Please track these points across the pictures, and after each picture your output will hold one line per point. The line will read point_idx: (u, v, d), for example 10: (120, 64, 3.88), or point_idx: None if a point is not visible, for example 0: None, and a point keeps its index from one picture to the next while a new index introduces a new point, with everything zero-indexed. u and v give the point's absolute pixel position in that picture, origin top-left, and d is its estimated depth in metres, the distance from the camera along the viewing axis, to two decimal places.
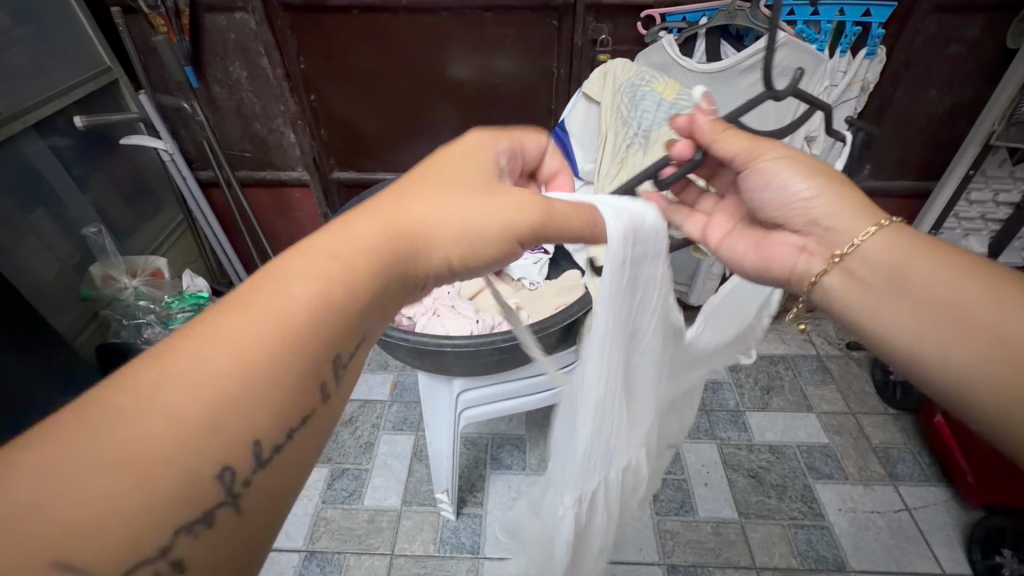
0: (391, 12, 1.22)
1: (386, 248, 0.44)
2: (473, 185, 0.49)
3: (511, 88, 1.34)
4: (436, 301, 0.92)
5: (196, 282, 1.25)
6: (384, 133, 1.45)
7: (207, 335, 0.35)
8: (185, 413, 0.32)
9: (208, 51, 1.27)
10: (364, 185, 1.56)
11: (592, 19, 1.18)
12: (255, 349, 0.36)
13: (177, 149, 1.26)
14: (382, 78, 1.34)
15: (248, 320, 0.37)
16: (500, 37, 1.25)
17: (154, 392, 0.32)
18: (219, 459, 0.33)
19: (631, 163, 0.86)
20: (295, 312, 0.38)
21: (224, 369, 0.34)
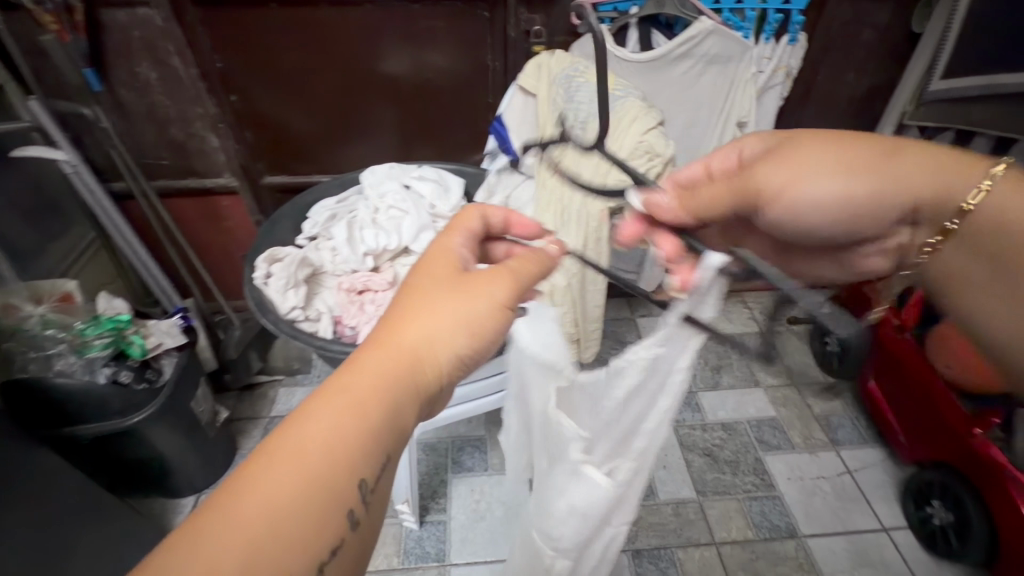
0: (311, 5, 1.16)
1: (425, 374, 0.50)
2: (479, 298, 0.53)
3: (448, 84, 1.31)
4: (379, 308, 0.88)
5: (113, 303, 1.11)
6: (316, 134, 1.38)
7: (304, 438, 0.42)
8: (310, 482, 0.41)
9: (110, 50, 1.16)
10: (299, 189, 1.49)
11: (524, 10, 1.17)
12: (364, 425, 0.44)
13: (81, 161, 1.15)
14: (309, 75, 1.27)
15: (350, 404, 0.45)
16: (432, 31, 1.21)
17: (282, 475, 0.40)
18: (341, 511, 0.42)
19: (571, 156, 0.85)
20: (382, 392, 0.46)
21: (340, 446, 0.43)
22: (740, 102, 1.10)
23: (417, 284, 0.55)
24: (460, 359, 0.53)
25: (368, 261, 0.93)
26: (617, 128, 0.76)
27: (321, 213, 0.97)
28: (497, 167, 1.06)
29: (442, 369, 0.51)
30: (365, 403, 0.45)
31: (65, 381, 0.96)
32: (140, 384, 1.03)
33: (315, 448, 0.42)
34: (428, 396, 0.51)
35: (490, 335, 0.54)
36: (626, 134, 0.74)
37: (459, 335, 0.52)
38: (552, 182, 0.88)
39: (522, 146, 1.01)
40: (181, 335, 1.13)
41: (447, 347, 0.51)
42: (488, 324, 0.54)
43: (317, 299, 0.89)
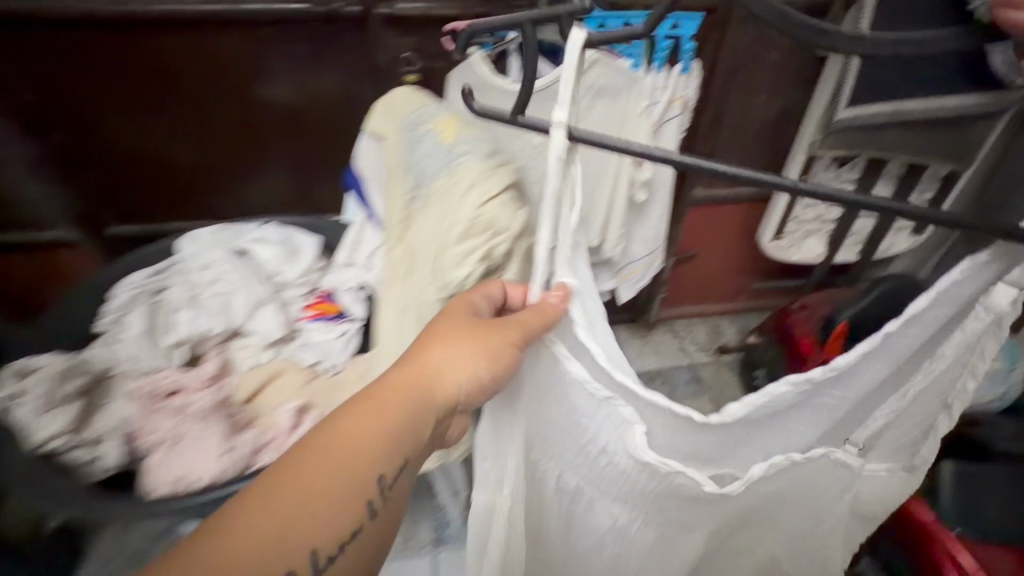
0: (138, 26, 0.98)
1: (437, 392, 0.58)
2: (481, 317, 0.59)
3: (318, 115, 1.15)
4: (182, 417, 0.75)
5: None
6: (168, 174, 1.19)
7: (330, 445, 0.53)
8: (339, 476, 0.52)
9: None
10: (155, 239, 1.28)
11: (391, 34, 1.00)
12: (387, 434, 0.54)
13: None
14: (152, 109, 1.09)
15: (372, 418, 0.54)
16: (289, 56, 1.05)
17: (313, 470, 0.51)
18: (352, 506, 0.52)
19: (414, 222, 0.69)
20: (398, 410, 0.55)
21: (366, 452, 0.53)
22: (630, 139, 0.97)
23: (450, 316, 0.61)
24: (477, 383, 0.58)
25: (176, 355, 0.80)
26: (455, 194, 0.61)
27: (125, 292, 0.84)
28: (359, 225, 0.90)
29: (458, 388, 0.57)
30: (382, 418, 0.55)
31: None
32: None
33: (331, 449, 0.52)
34: (454, 408, 0.59)
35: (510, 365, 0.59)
36: (463, 204, 0.60)
37: (475, 359, 0.57)
38: (395, 254, 0.71)
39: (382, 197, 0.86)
40: None
41: (465, 372, 0.57)
42: (498, 355, 0.57)
43: (107, 408, 0.77)
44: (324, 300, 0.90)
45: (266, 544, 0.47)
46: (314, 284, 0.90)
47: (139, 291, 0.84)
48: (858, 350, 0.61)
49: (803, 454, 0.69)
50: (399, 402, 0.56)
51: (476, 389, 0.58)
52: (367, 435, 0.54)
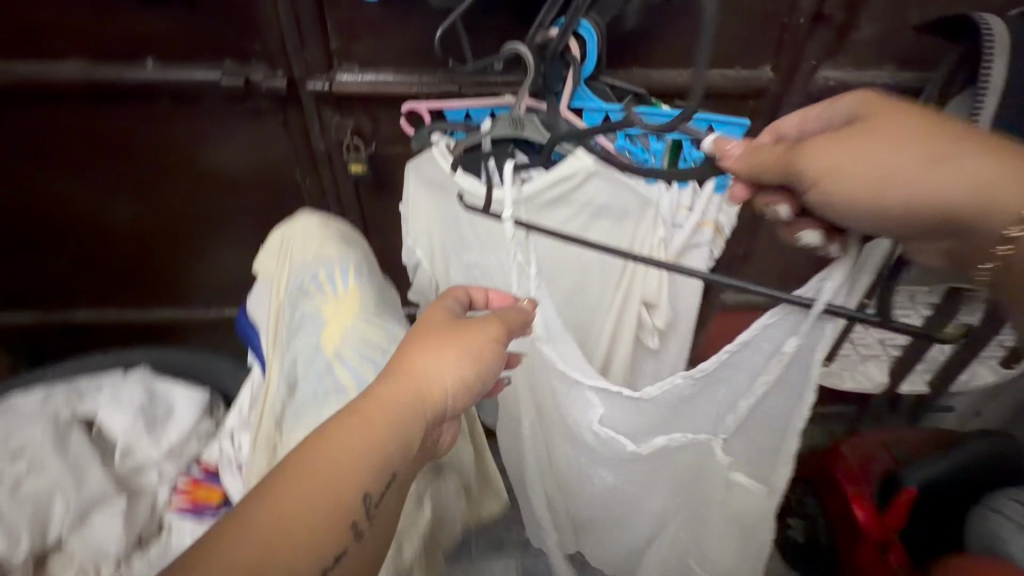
0: (10, 97, 0.75)
1: (433, 403, 0.47)
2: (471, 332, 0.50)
3: (250, 202, 0.89)
4: None
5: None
6: (74, 259, 0.95)
7: (312, 464, 0.41)
8: (317, 501, 0.40)
9: None
10: (61, 331, 1.05)
11: (332, 114, 0.77)
12: (376, 450, 0.43)
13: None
14: (27, 186, 0.85)
15: (354, 435, 0.43)
16: (207, 134, 0.80)
17: (291, 495, 0.40)
18: (341, 524, 0.41)
19: (270, 436, 0.51)
20: (388, 423, 0.44)
21: (347, 467, 0.42)
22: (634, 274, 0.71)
23: (424, 323, 0.52)
24: (465, 387, 0.49)
25: None
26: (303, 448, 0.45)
27: None
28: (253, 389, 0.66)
29: (447, 390, 0.48)
30: (369, 434, 0.43)
31: None
32: None
33: (314, 473, 0.41)
34: (444, 415, 0.49)
35: (493, 366, 0.51)
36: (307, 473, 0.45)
37: (456, 360, 0.48)
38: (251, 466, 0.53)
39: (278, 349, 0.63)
40: None
41: (454, 374, 0.48)
42: (482, 354, 0.50)
43: None
44: (201, 483, 0.65)
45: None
46: (190, 459, 0.66)
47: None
48: (723, 351, 0.52)
49: (686, 437, 0.58)
50: (393, 420, 0.44)
51: (462, 391, 0.49)
52: (348, 452, 0.42)
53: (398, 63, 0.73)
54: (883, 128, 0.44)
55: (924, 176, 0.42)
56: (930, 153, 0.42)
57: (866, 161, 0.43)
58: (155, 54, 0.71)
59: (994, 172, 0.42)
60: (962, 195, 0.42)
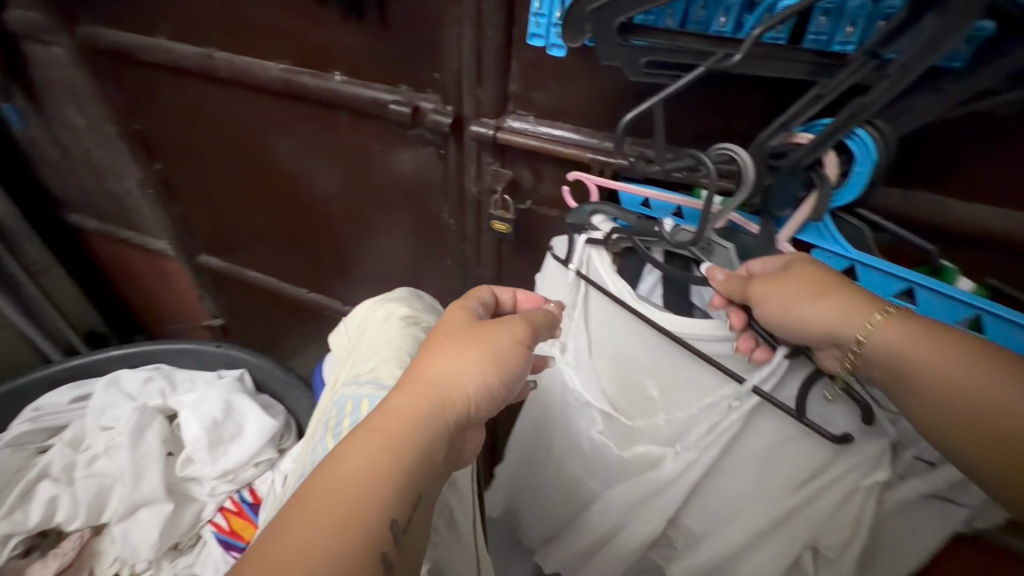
0: (231, 88, 0.81)
1: (452, 409, 0.43)
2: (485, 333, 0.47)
3: (396, 224, 0.85)
4: None
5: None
6: (255, 229, 1.05)
7: (331, 477, 0.36)
8: (343, 531, 0.33)
9: (42, 89, 0.99)
10: (237, 281, 1.19)
11: (492, 161, 0.66)
12: (403, 468, 0.38)
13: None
14: (234, 159, 0.93)
15: (373, 452, 0.38)
16: (373, 154, 0.77)
17: (314, 514, 0.33)
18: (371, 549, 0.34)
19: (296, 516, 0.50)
20: (413, 432, 0.39)
21: (371, 475, 0.36)
22: (781, 470, 0.49)
23: (442, 327, 0.48)
24: (488, 394, 0.45)
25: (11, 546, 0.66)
26: None
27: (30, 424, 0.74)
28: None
29: (471, 396, 0.44)
30: (395, 449, 0.38)
31: None
32: None
33: (336, 487, 0.35)
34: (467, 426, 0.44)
35: (519, 374, 0.47)
36: None
37: (480, 362, 0.44)
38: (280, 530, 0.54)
39: None
40: None
41: (480, 381, 0.44)
42: (508, 351, 0.46)
43: None
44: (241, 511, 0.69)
45: None
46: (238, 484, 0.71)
47: (42, 413, 0.76)
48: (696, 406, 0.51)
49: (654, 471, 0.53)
50: (415, 423, 0.40)
51: (485, 399, 0.45)
52: (367, 463, 0.37)
53: (580, 124, 0.59)
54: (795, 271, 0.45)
55: (855, 317, 0.42)
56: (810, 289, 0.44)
57: (786, 293, 0.44)
58: (344, 68, 0.68)
59: (970, 363, 0.37)
60: (926, 364, 0.39)
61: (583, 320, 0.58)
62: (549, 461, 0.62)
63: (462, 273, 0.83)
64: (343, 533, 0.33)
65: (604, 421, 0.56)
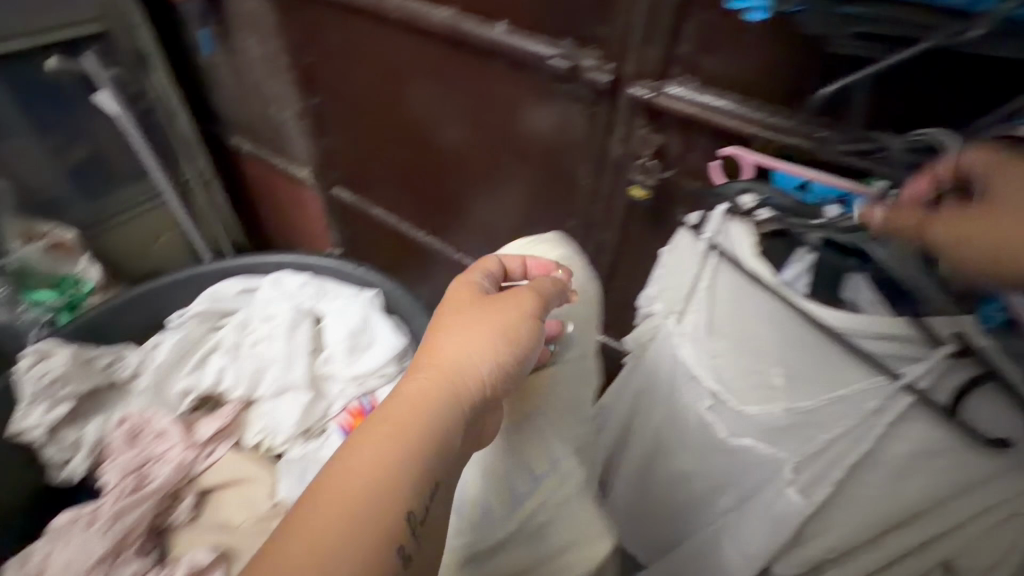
0: (391, 31, 0.88)
1: (461, 387, 0.46)
2: (496, 311, 0.50)
3: (525, 180, 0.88)
4: (124, 480, 0.70)
5: (93, 271, 1.05)
6: (386, 170, 1.13)
7: (344, 472, 0.41)
8: (351, 528, 0.39)
9: (231, 19, 1.11)
10: (363, 217, 1.29)
11: (643, 124, 0.66)
12: (412, 452, 0.42)
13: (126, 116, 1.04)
14: (385, 101, 1.00)
15: (385, 437, 0.42)
16: (522, 106, 0.79)
17: (325, 510, 0.39)
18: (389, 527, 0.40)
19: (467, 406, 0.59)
20: (422, 416, 0.44)
21: (384, 463, 0.41)
22: (918, 485, 0.47)
23: (448, 304, 0.53)
24: (504, 370, 0.49)
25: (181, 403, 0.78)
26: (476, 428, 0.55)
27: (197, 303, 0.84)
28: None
29: (482, 374, 0.47)
30: (405, 434, 0.42)
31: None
32: None
33: (351, 480, 0.40)
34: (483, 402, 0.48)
35: (532, 346, 0.50)
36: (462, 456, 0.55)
37: (491, 341, 0.48)
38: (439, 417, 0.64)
39: None
40: None
41: (489, 359, 0.48)
42: (515, 328, 0.49)
43: (95, 423, 0.77)
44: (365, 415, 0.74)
45: None
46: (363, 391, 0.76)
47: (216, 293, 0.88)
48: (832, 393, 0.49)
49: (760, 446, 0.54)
50: (425, 411, 0.44)
51: (501, 374, 0.49)
52: (374, 453, 0.41)
53: (748, 95, 0.57)
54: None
55: None
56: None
57: None
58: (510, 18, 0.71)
59: None
60: None
61: (709, 294, 0.58)
62: (648, 427, 0.65)
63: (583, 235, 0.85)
64: (359, 515, 0.39)
65: (714, 400, 0.56)
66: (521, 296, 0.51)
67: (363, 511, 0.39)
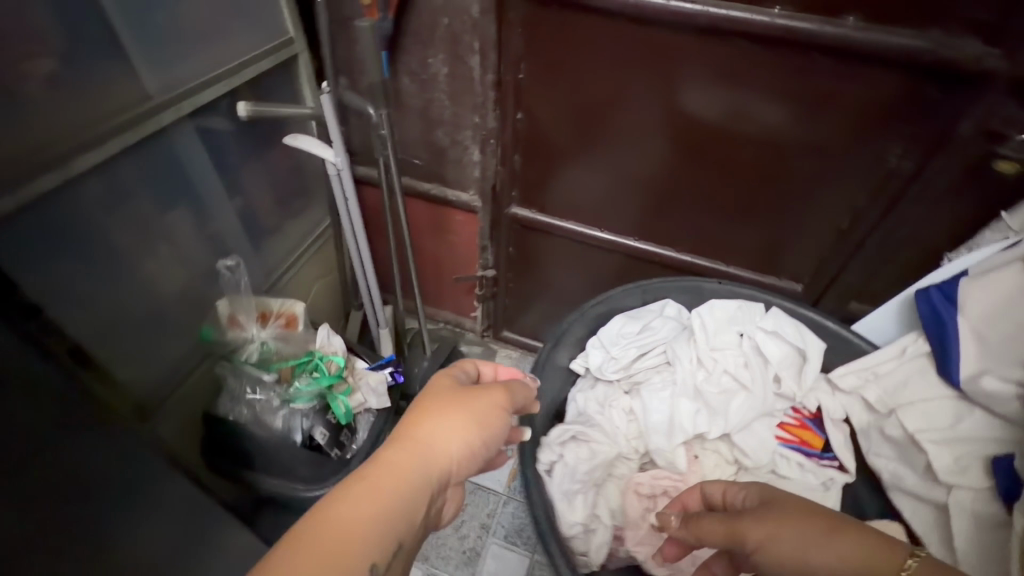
0: (615, 51, 0.90)
1: (441, 470, 0.62)
2: (473, 401, 0.69)
3: (791, 172, 0.93)
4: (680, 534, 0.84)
5: (334, 340, 0.91)
6: (587, 181, 1.11)
7: (377, 486, 0.56)
8: (386, 517, 0.54)
9: (411, 36, 0.98)
10: (545, 232, 1.25)
11: (1009, 107, 0.72)
12: (399, 499, 0.56)
13: (347, 164, 0.92)
14: (616, 109, 0.97)
15: (375, 491, 0.56)
16: (836, 98, 0.82)
17: (365, 507, 0.54)
18: (403, 522, 0.55)
19: None
20: (407, 478, 0.58)
21: (399, 489, 0.57)
22: None
23: (437, 397, 0.70)
24: (469, 449, 0.66)
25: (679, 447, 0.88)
26: None
27: (627, 350, 0.95)
28: None
29: (453, 451, 0.64)
30: (396, 484, 0.57)
31: (260, 436, 0.80)
32: (333, 451, 0.85)
33: (379, 493, 0.56)
34: (449, 475, 0.64)
35: (493, 428, 0.69)
36: None
37: (466, 427, 0.66)
38: None
39: (979, 350, 0.73)
40: (387, 397, 0.93)
41: (462, 439, 0.65)
42: (483, 420, 0.68)
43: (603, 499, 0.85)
44: (804, 425, 0.90)
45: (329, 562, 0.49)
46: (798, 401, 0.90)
47: (606, 343, 0.96)
48: None
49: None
50: (412, 466, 0.60)
51: (466, 458, 0.66)
52: (406, 485, 0.57)
53: None
54: (782, 526, 0.62)
55: None
56: (800, 538, 0.61)
57: None
58: (865, 11, 0.72)
59: None
60: None
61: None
62: None
63: (882, 215, 0.90)
64: (386, 506, 0.55)
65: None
66: (474, 394, 0.69)
67: (389, 504, 0.55)
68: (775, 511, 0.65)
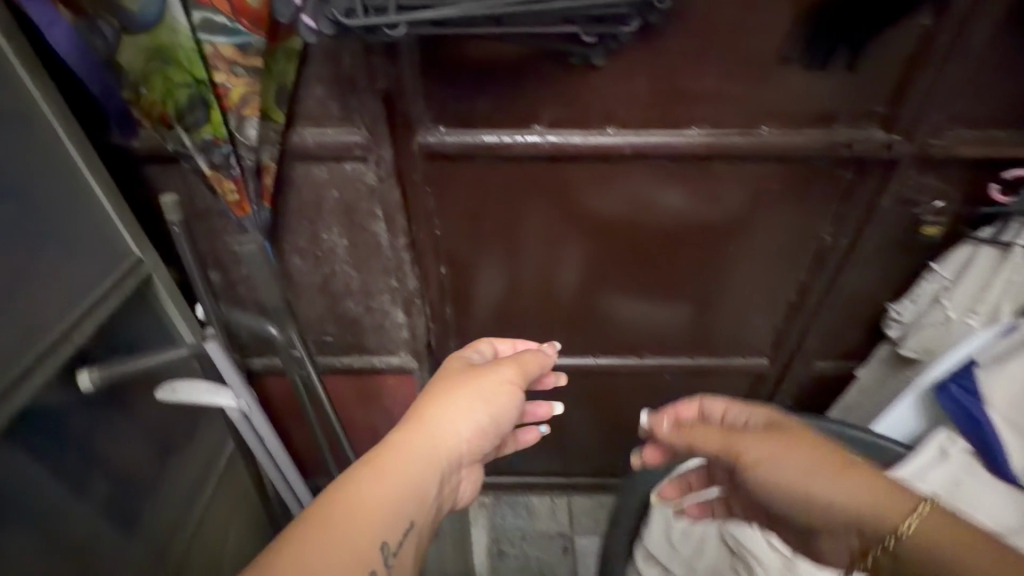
0: (515, 182, 0.82)
1: (446, 451, 0.64)
2: (484, 377, 0.72)
3: (730, 261, 0.92)
4: None
5: None
6: (527, 311, 1.01)
7: (386, 471, 0.59)
8: (389, 498, 0.57)
9: (295, 215, 0.82)
10: None
11: (917, 176, 0.76)
12: (405, 479, 0.59)
13: (254, 403, 0.72)
14: (541, 238, 0.89)
15: (387, 471, 0.59)
16: (759, 190, 0.82)
17: (375, 485, 0.57)
18: (409, 507, 0.58)
19: None
20: (413, 464, 0.61)
21: (408, 472, 0.60)
22: None
23: (449, 374, 0.73)
24: (478, 429, 0.68)
25: None
26: None
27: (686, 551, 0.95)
28: None
29: (462, 435, 0.67)
30: (402, 468, 0.60)
31: None
32: None
33: (392, 475, 0.59)
34: (460, 457, 0.66)
35: (502, 406, 0.71)
36: None
37: (473, 405, 0.69)
38: None
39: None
40: None
41: (470, 418, 0.68)
42: (491, 399, 0.70)
43: None
44: None
45: (334, 559, 0.50)
46: None
47: (662, 557, 0.96)
48: None
49: None
50: (423, 451, 0.63)
51: (477, 438, 0.69)
52: (408, 466, 0.60)
53: (1011, 129, 0.73)
54: (784, 437, 0.64)
55: None
56: (806, 470, 0.61)
57: None
58: (777, 119, 0.72)
59: None
60: None
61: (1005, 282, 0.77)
62: None
63: (830, 285, 0.90)
64: (396, 488, 0.58)
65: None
66: (496, 369, 0.73)
67: (397, 485, 0.58)
68: (792, 434, 0.64)
